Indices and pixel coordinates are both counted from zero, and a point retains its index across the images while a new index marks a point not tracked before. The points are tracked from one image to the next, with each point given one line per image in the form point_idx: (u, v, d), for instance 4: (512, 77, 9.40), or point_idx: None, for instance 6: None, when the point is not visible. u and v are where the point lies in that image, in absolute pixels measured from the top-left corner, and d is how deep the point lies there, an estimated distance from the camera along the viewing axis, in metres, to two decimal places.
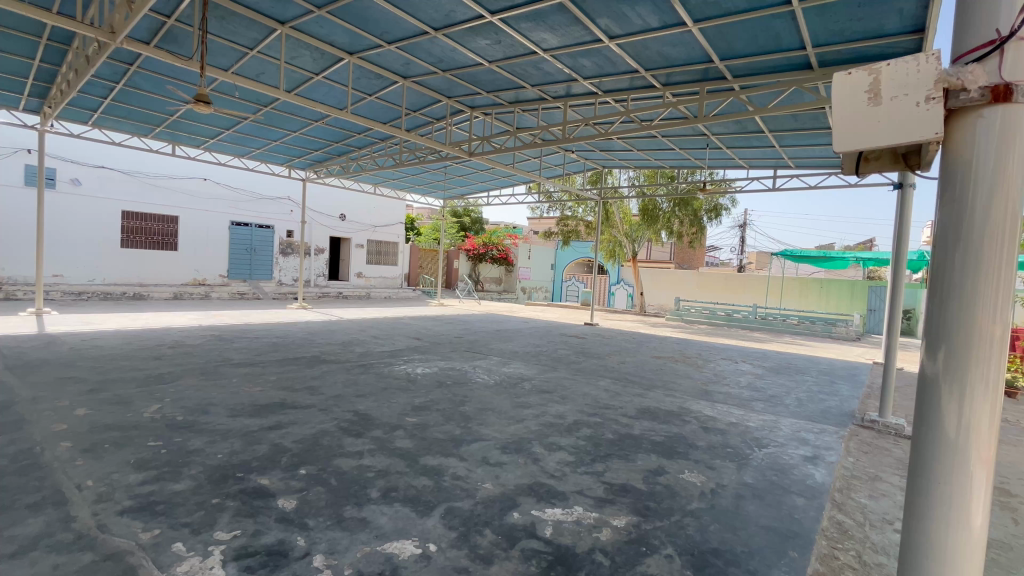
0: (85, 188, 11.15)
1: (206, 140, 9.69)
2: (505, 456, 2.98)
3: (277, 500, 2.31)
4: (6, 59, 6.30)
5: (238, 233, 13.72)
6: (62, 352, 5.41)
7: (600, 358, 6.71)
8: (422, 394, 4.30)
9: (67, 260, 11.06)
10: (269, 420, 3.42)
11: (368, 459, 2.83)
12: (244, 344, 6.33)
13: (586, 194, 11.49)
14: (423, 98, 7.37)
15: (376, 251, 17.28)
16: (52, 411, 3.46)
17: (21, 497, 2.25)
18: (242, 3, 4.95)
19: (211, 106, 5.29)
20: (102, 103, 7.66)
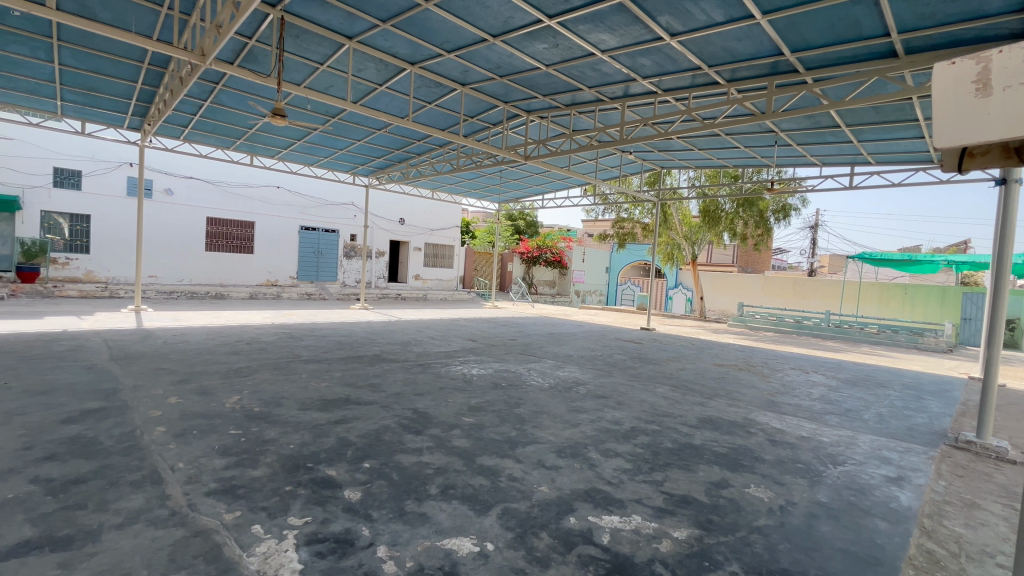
0: (177, 196, 12.30)
1: (280, 151, 10.39)
2: (561, 460, 2.97)
3: (343, 491, 2.43)
4: (114, 83, 7.08)
5: (306, 238, 14.60)
6: (156, 346, 5.98)
7: (657, 364, 6.51)
8: (477, 394, 4.37)
9: (161, 263, 12.23)
10: (335, 414, 3.60)
11: (427, 456, 2.91)
12: (311, 342, 6.71)
13: (644, 195, 11.21)
14: (480, 104, 7.51)
15: (433, 254, 17.77)
16: (149, 398, 3.84)
17: (125, 474, 2.51)
18: (315, 21, 5.27)
19: (286, 118, 5.67)
20: (193, 120, 8.42)
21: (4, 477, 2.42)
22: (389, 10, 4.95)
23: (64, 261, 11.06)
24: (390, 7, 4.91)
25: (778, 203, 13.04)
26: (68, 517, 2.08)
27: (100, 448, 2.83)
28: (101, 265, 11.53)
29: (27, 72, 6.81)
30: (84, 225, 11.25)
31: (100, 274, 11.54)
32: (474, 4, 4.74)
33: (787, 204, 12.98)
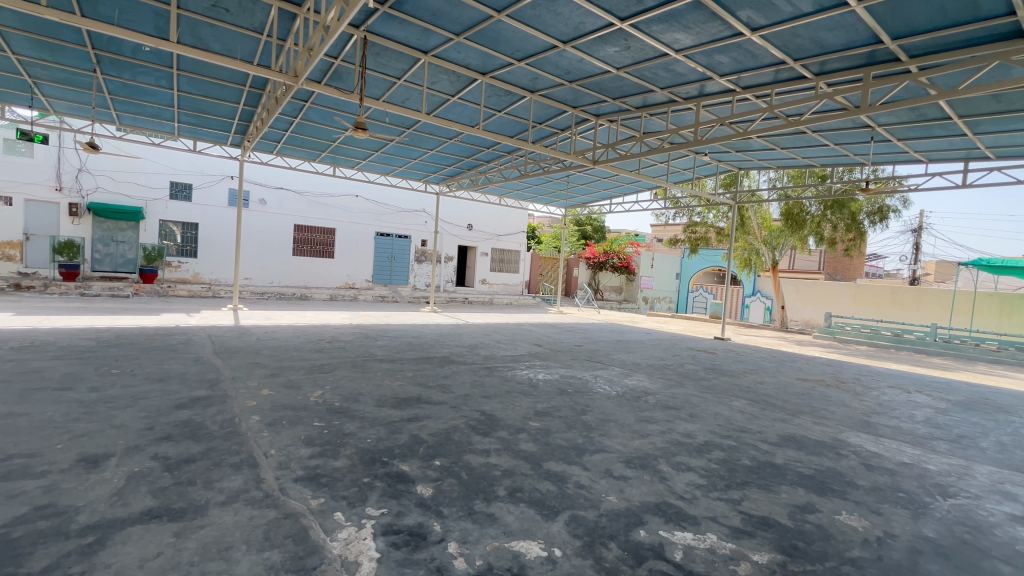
0: (269, 206, 13.47)
1: (359, 161, 11.06)
2: (630, 471, 2.90)
3: (416, 486, 2.53)
4: (221, 105, 7.92)
5: (381, 243, 15.39)
6: (251, 342, 6.57)
7: (733, 376, 6.15)
8: (544, 399, 4.37)
9: (255, 266, 13.41)
10: (408, 412, 3.77)
11: (495, 458, 2.96)
12: (386, 342, 7.06)
13: (719, 198, 10.68)
14: (549, 110, 7.56)
15: (499, 259, 18.04)
16: (245, 389, 4.23)
17: (227, 457, 2.78)
18: (394, 39, 5.57)
19: (367, 131, 6.03)
20: (284, 135, 9.21)
21: (131, 453, 2.77)
22: (463, 23, 5.13)
23: (176, 264, 12.45)
24: (464, 21, 5.09)
25: (873, 204, 12.03)
26: (182, 492, 2.34)
27: (206, 431, 3.17)
28: (206, 267, 12.85)
29: (153, 99, 7.79)
30: (193, 232, 12.63)
31: (205, 276, 12.87)
32: (545, 11, 4.79)
33: (885, 205, 11.94)
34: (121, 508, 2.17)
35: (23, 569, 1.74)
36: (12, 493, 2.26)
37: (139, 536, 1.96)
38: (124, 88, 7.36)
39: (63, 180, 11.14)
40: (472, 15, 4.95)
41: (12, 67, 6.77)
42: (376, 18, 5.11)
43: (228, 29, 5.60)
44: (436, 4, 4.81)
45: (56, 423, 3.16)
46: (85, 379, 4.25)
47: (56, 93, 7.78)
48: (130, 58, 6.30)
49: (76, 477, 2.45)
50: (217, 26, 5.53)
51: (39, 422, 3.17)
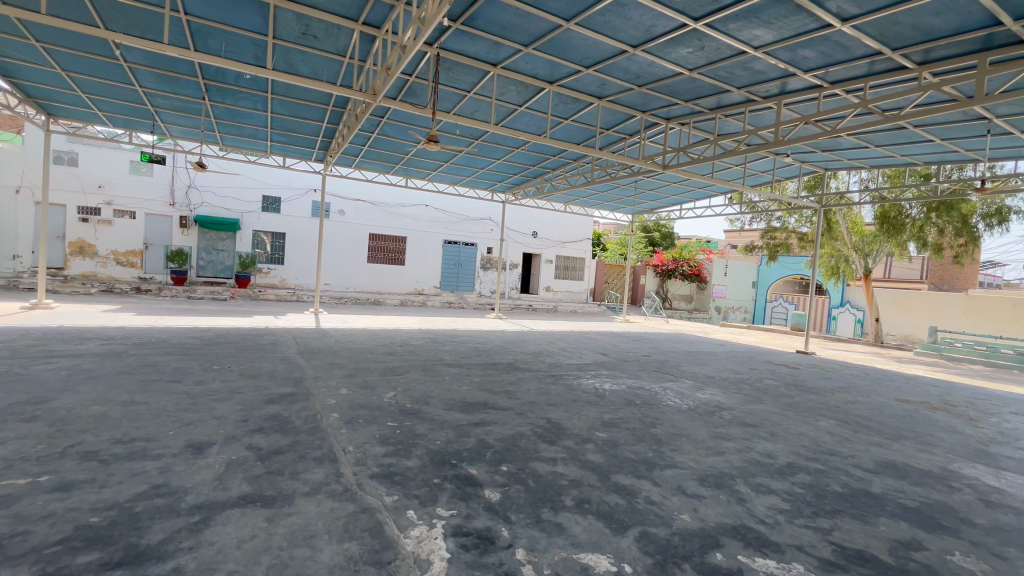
0: (347, 216, 14.36)
1: (430, 172, 11.51)
2: (704, 489, 2.76)
3: (484, 490, 2.57)
4: (307, 124, 8.58)
5: (449, 251, 15.88)
6: (330, 344, 7.02)
7: (819, 394, 5.65)
8: (610, 410, 4.28)
9: (334, 272, 14.34)
10: (476, 417, 3.84)
11: (561, 466, 2.94)
12: (453, 347, 7.26)
13: (803, 200, 9.94)
14: (617, 116, 7.46)
15: (564, 266, 17.96)
16: (326, 388, 4.52)
17: (311, 451, 2.98)
18: (465, 53, 5.76)
19: (439, 143, 6.26)
20: (362, 150, 9.79)
21: (229, 442, 3.05)
22: (533, 34, 5.21)
23: (266, 271, 13.59)
24: (533, 32, 5.17)
25: (989, 205, 10.63)
26: (273, 481, 2.54)
27: (293, 426, 3.42)
28: (292, 273, 13.92)
29: (250, 121, 8.60)
30: (281, 241, 13.74)
31: (290, 282, 13.93)
32: (615, 17, 4.76)
33: (1004, 206, 10.49)
34: (221, 491, 2.39)
35: (143, 540, 1.96)
36: (134, 472, 2.57)
37: (237, 519, 2.15)
38: (227, 112, 8.19)
39: (175, 196, 12.56)
40: (541, 25, 5.01)
41: (139, 98, 7.75)
42: (449, 35, 5.32)
43: (315, 54, 6.07)
44: (506, 17, 4.92)
45: (169, 412, 3.56)
46: (192, 374, 4.75)
47: (172, 120, 8.81)
48: (232, 85, 7.01)
49: (185, 461, 2.73)
50: (307, 52, 6.01)
51: (156, 410, 3.59)
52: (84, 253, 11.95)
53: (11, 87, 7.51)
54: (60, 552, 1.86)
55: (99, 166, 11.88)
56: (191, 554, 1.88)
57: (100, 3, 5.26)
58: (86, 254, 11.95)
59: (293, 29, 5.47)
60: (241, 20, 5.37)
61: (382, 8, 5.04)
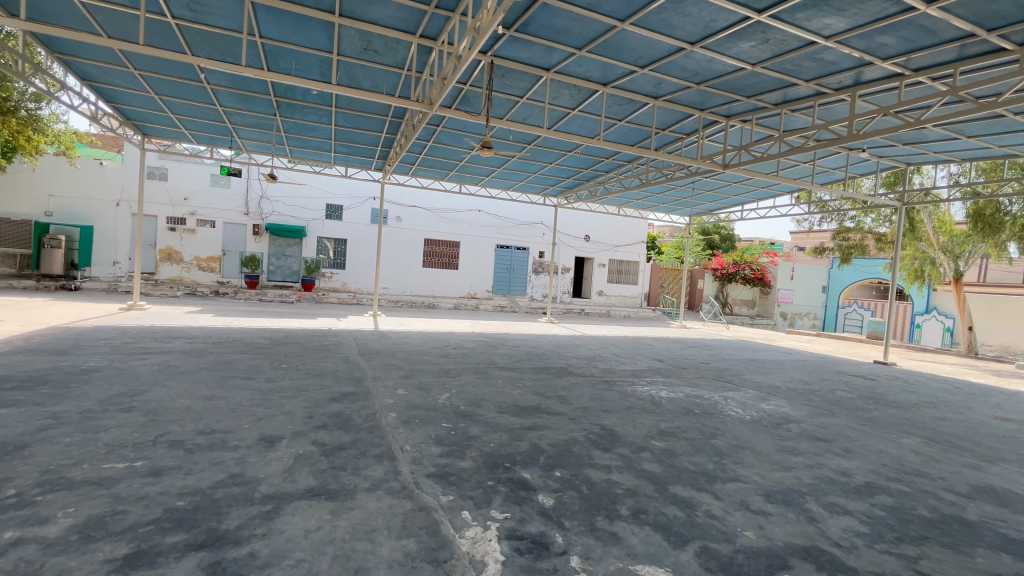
0: (404, 222, 14.87)
1: (482, 178, 11.69)
2: (770, 506, 2.60)
3: (537, 494, 2.57)
4: (368, 135, 8.98)
5: (501, 255, 16.04)
6: (388, 345, 7.27)
7: (901, 409, 5.18)
8: (667, 419, 4.14)
9: (391, 277, 14.87)
10: (529, 421, 3.84)
11: (616, 475, 2.88)
12: (506, 351, 7.30)
13: (881, 198, 9.19)
14: (674, 115, 7.25)
15: (617, 270, 17.63)
16: (384, 388, 4.68)
17: (371, 448, 3.10)
18: (518, 60, 5.81)
19: (492, 150, 6.35)
20: (418, 158, 10.12)
21: (297, 437, 3.23)
22: (586, 37, 5.18)
23: (329, 275, 14.31)
24: (587, 35, 5.14)
25: None
26: (337, 475, 2.67)
27: (355, 423, 3.57)
28: (352, 278, 14.58)
29: (316, 134, 9.12)
30: (343, 247, 14.44)
31: (351, 286, 14.61)
32: (672, 14, 4.64)
33: None
34: (290, 483, 2.54)
35: (222, 525, 2.12)
36: (214, 461, 2.78)
37: (304, 510, 2.27)
38: (296, 126, 8.73)
39: (249, 206, 13.53)
40: (595, 28, 4.97)
41: (220, 116, 8.43)
42: (502, 43, 5.40)
43: (376, 68, 6.35)
44: (559, 22, 4.93)
45: (244, 406, 3.82)
46: (264, 371, 5.08)
47: (248, 135, 9.51)
48: (300, 101, 7.46)
49: (258, 453, 2.92)
50: (368, 66, 6.30)
51: (233, 404, 3.87)
52: (172, 259, 13.11)
53: (114, 111, 8.40)
54: (153, 531, 2.04)
55: (184, 180, 13.00)
56: (264, 540, 2.01)
57: (188, 32, 5.78)
58: (173, 261, 13.11)
59: (356, 45, 5.76)
60: (309, 39, 5.72)
61: (439, 20, 5.19)
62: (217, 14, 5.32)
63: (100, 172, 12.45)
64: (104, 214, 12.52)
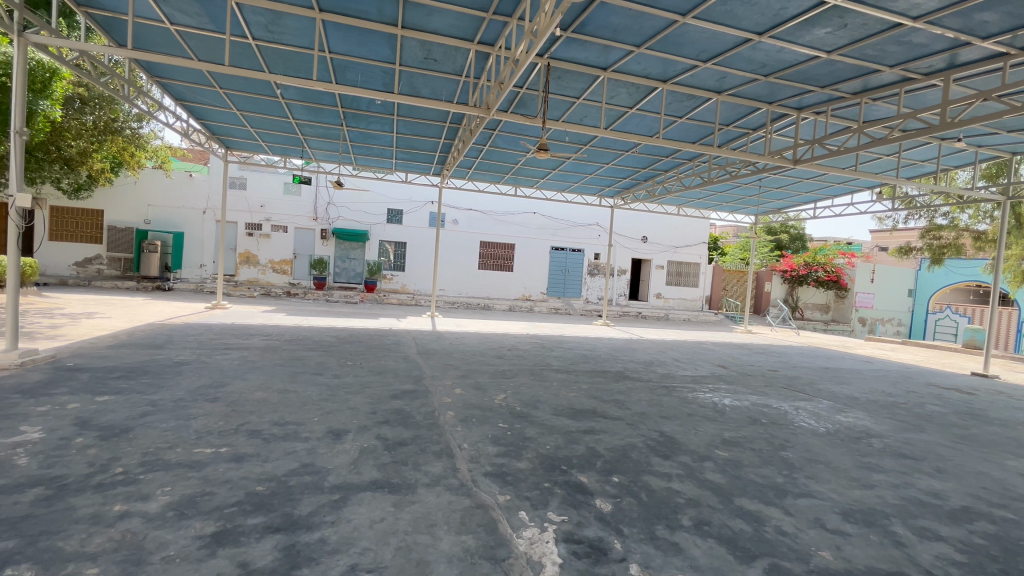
0: (460, 225, 15.19)
1: (538, 180, 11.71)
2: (849, 526, 2.41)
3: (595, 499, 2.53)
4: (427, 141, 9.26)
5: (556, 257, 15.98)
6: (444, 345, 7.45)
7: (1005, 427, 4.63)
8: (732, 428, 3.95)
9: (448, 279, 15.24)
10: (585, 424, 3.79)
11: (677, 483, 2.78)
12: (561, 353, 7.27)
13: (980, 191, 8.27)
14: (738, 110, 6.92)
15: (676, 272, 17.05)
16: (443, 387, 4.81)
17: (430, 444, 3.19)
18: (575, 60, 5.78)
19: (549, 152, 6.34)
20: (475, 162, 10.31)
21: (362, 431, 3.39)
22: (645, 33, 5.06)
23: (390, 277, 14.88)
24: (646, 31, 5.03)
25: None
26: (399, 469, 2.77)
27: (414, 420, 3.69)
28: (411, 279, 15.10)
29: (378, 142, 9.53)
30: (403, 250, 14.99)
31: (410, 287, 15.15)
32: (737, 5, 4.43)
33: None
34: (356, 475, 2.67)
35: (296, 510, 2.26)
36: (288, 450, 2.97)
37: (369, 501, 2.38)
38: (360, 135, 9.17)
39: (318, 212, 14.35)
40: (654, 24, 4.86)
41: (292, 129, 9.02)
42: (559, 45, 5.40)
43: (435, 76, 6.54)
44: (618, 20, 4.85)
45: (314, 400, 4.06)
46: (331, 368, 5.37)
47: (317, 145, 10.09)
48: (365, 111, 7.83)
49: (326, 445, 3.09)
50: (428, 74, 6.50)
51: (304, 398, 4.12)
52: (250, 262, 14.12)
53: (202, 127, 9.21)
54: (237, 512, 2.22)
55: (261, 189, 14.01)
56: (333, 527, 2.13)
57: (266, 51, 6.24)
58: (252, 263, 14.11)
59: (417, 54, 5.97)
60: (374, 51, 5.99)
61: (496, 26, 5.27)
62: (292, 33, 5.70)
63: (190, 183, 13.68)
64: (193, 221, 13.75)
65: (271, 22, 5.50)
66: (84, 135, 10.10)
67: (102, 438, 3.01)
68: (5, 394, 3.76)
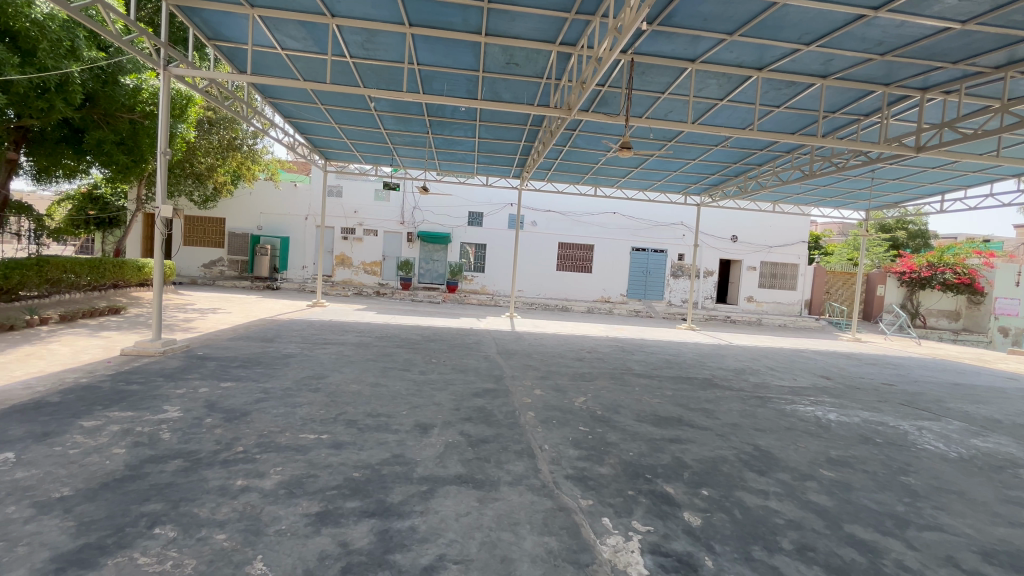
0: (539, 227, 15.26)
1: (618, 179, 11.46)
2: (991, 569, 2.09)
3: (682, 511, 2.42)
4: (507, 145, 9.43)
5: (637, 258, 15.50)
6: (523, 346, 7.54)
7: None
8: (839, 446, 3.58)
9: (527, 280, 15.39)
10: (670, 433, 3.64)
11: (775, 502, 2.58)
12: (643, 358, 7.03)
13: None
14: (847, 95, 6.27)
15: (770, 274, 15.80)
16: (523, 387, 4.86)
17: (512, 443, 3.24)
18: (660, 54, 5.58)
19: (632, 150, 6.15)
20: (555, 163, 10.33)
21: (446, 426, 3.53)
22: (738, 19, 4.75)
23: (470, 278, 15.37)
24: (740, 17, 4.73)
25: None
26: (482, 466, 2.85)
27: (496, 419, 3.77)
28: (490, 280, 15.47)
29: (461, 147, 9.86)
30: (483, 252, 15.38)
31: (490, 288, 15.52)
32: None
33: None
34: (442, 468, 2.78)
35: (388, 498, 2.41)
36: (380, 440, 3.17)
37: (454, 494, 2.47)
38: (444, 141, 9.55)
39: (405, 217, 15.13)
40: (749, 9, 4.55)
41: (383, 138, 9.62)
42: (644, 40, 5.24)
43: (517, 80, 6.64)
44: (708, 8, 4.61)
45: (403, 395, 4.30)
46: (417, 365, 5.64)
47: (405, 153, 10.68)
48: (449, 118, 8.14)
49: (415, 438, 3.26)
50: (509, 79, 6.61)
51: (393, 392, 4.37)
52: (345, 263, 15.22)
53: (306, 141, 10.12)
54: (337, 495, 2.41)
55: (355, 196, 15.09)
56: (423, 517, 2.23)
57: (362, 68, 6.71)
58: (346, 265, 15.20)
59: (500, 60, 6.10)
60: (458, 60, 6.21)
61: (578, 26, 5.23)
62: (385, 49, 6.08)
63: (295, 192, 15.09)
64: (297, 227, 15.14)
65: (366, 40, 5.91)
66: (212, 153, 11.65)
67: (226, 419, 3.41)
68: (151, 377, 4.40)
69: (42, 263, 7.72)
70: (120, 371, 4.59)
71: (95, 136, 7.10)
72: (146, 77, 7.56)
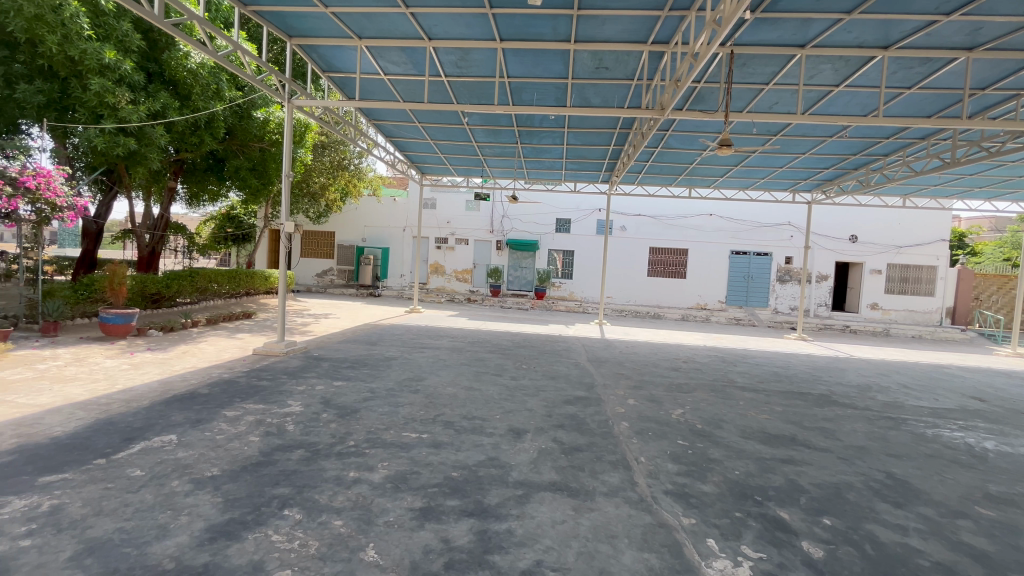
0: (629, 231, 14.86)
1: (715, 179, 10.81)
2: None
3: (801, 540, 2.20)
4: (596, 149, 9.33)
5: (737, 262, 14.46)
6: (615, 354, 7.36)
7: None
8: (1001, 481, 3.02)
9: (616, 287, 15.02)
10: (782, 453, 3.33)
11: (916, 540, 2.25)
12: (746, 369, 6.52)
13: None
14: (1002, 68, 5.35)
15: (900, 278, 13.87)
16: (616, 396, 4.74)
17: (607, 453, 3.17)
18: (765, 43, 5.19)
19: (732, 147, 5.76)
20: (646, 165, 10.00)
21: (540, 432, 3.54)
22: None
23: (558, 285, 15.39)
24: None
25: None
26: (576, 474, 2.82)
27: (589, 427, 3.71)
28: (578, 287, 15.35)
29: (550, 154, 9.93)
30: (571, 258, 15.33)
31: (578, 294, 15.39)
32: None
33: None
34: (537, 474, 2.80)
35: (486, 499, 2.47)
36: (476, 442, 3.28)
37: (549, 501, 2.47)
38: (533, 150, 9.70)
39: (494, 225, 15.56)
40: None
41: (475, 151, 10.01)
42: (745, 29, 4.91)
43: (606, 84, 6.56)
44: None
45: (496, 399, 4.40)
46: (509, 370, 5.74)
47: (495, 164, 11.00)
48: (538, 127, 8.25)
49: (509, 442, 3.31)
50: (598, 83, 6.55)
51: (487, 396, 4.50)
52: (439, 271, 15.98)
53: (405, 158, 10.83)
54: (439, 492, 2.53)
55: (447, 208, 15.83)
56: (520, 520, 2.27)
57: (455, 85, 7.05)
58: (440, 273, 15.95)
59: (589, 65, 6.07)
60: (548, 69, 6.29)
61: (672, 22, 5.05)
62: (477, 66, 6.35)
63: (394, 206, 16.21)
64: (396, 238, 16.21)
65: (459, 59, 6.21)
66: (325, 173, 12.86)
67: (339, 415, 3.74)
68: (278, 375, 4.97)
69: (193, 274, 9.04)
70: (253, 368, 5.22)
71: (233, 164, 8.28)
72: (273, 110, 8.50)
